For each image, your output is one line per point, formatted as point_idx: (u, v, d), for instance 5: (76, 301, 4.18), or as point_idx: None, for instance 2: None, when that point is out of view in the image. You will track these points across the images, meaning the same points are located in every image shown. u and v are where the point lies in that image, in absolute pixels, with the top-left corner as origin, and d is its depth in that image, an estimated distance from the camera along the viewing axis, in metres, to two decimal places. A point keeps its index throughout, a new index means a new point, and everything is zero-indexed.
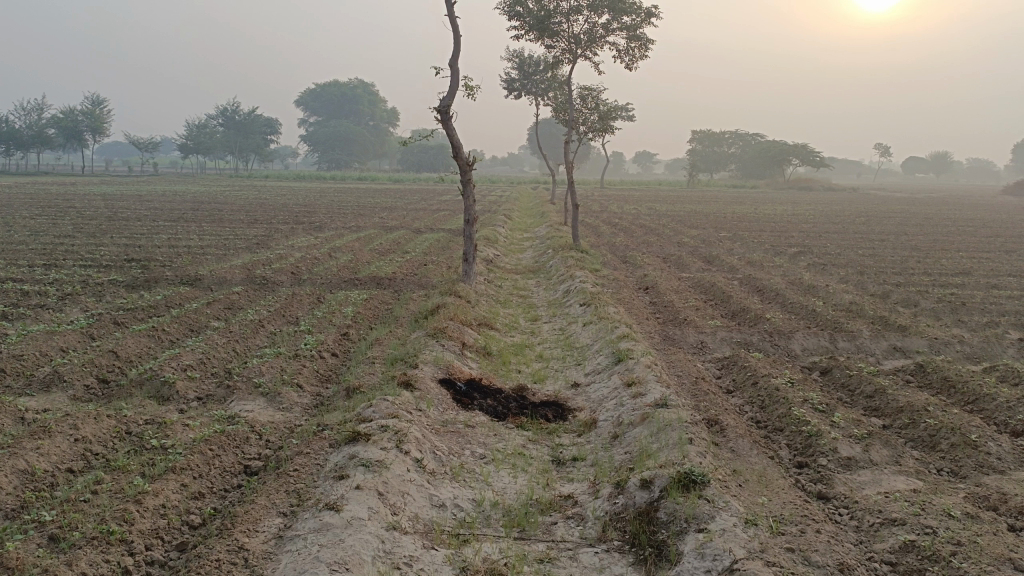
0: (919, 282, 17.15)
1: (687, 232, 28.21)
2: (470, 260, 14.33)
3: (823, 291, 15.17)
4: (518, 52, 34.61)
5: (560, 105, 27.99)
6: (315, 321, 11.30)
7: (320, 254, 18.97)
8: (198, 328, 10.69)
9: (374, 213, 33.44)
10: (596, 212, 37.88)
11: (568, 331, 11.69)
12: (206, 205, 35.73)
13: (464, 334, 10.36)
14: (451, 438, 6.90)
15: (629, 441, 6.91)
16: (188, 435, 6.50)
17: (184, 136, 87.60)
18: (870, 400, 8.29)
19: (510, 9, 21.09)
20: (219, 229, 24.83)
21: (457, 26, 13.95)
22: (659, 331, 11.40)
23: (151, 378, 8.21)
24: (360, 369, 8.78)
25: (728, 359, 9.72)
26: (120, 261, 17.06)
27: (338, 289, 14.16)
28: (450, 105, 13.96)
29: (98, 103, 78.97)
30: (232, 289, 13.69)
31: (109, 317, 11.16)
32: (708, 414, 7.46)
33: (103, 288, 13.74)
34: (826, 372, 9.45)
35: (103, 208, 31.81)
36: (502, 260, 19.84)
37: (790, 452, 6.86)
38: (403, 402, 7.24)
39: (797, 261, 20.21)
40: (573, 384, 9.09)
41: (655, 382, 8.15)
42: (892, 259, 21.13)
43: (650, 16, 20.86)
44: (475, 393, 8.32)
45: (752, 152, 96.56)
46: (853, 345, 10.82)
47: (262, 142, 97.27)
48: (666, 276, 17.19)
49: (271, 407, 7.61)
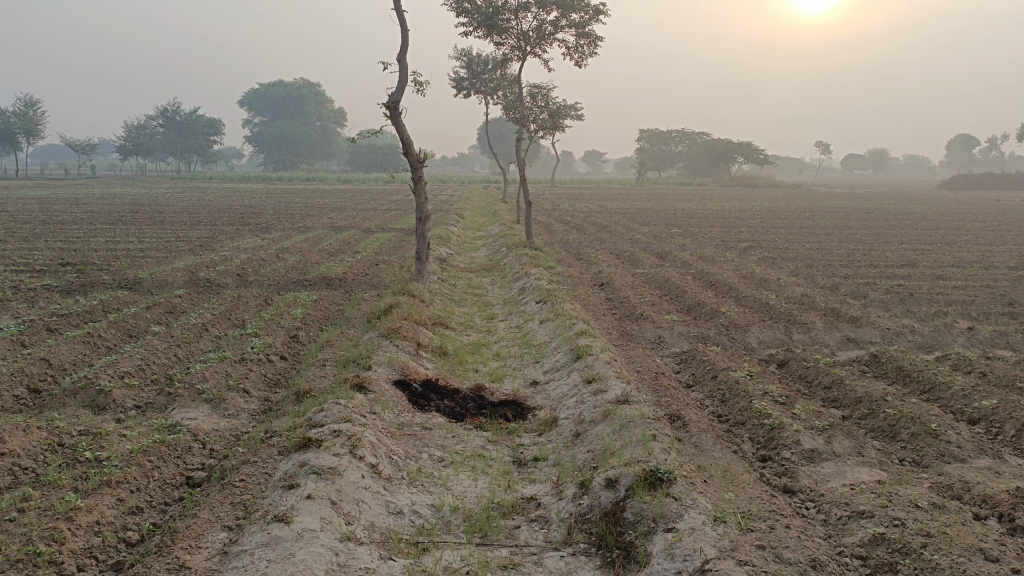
0: (866, 274, 17.46)
1: (639, 229, 28.32)
2: (423, 258, 14.01)
3: (775, 285, 15.29)
4: (466, 51, 34.31)
5: (510, 104, 27.83)
6: (262, 324, 10.88)
7: (267, 255, 18.41)
8: (137, 333, 10.18)
9: (322, 214, 32.75)
10: (548, 210, 37.85)
11: (525, 329, 11.49)
12: (146, 207, 34.54)
13: (418, 334, 10.08)
14: (407, 441, 6.62)
15: (592, 440, 6.73)
16: (125, 446, 6.09)
17: (123, 137, 84.97)
18: (829, 391, 8.27)
19: (457, 5, 20.80)
20: (160, 232, 23.98)
21: (404, 20, 13.64)
22: (616, 327, 11.29)
23: (86, 387, 7.72)
24: (310, 372, 8.43)
25: (686, 354, 9.63)
26: (53, 266, 16.25)
27: (286, 291, 13.70)
28: (399, 100, 13.64)
29: (31, 103, 76.08)
30: (174, 292, 13.12)
31: (41, 324, 10.55)
32: (670, 410, 7.32)
33: (34, 293, 13.05)
34: (784, 364, 9.43)
35: (37, 211, 30.45)
36: (455, 259, 19.58)
37: (753, 446, 6.76)
38: (357, 405, 6.94)
39: (747, 256, 20.38)
40: (532, 382, 8.88)
41: (615, 378, 8.00)
42: (839, 253, 21.52)
43: (599, 13, 20.82)
44: (431, 394, 8.04)
45: (699, 150, 97.93)
46: (808, 337, 10.87)
47: (205, 143, 94.93)
48: (621, 272, 17.13)
49: (215, 414, 7.22)
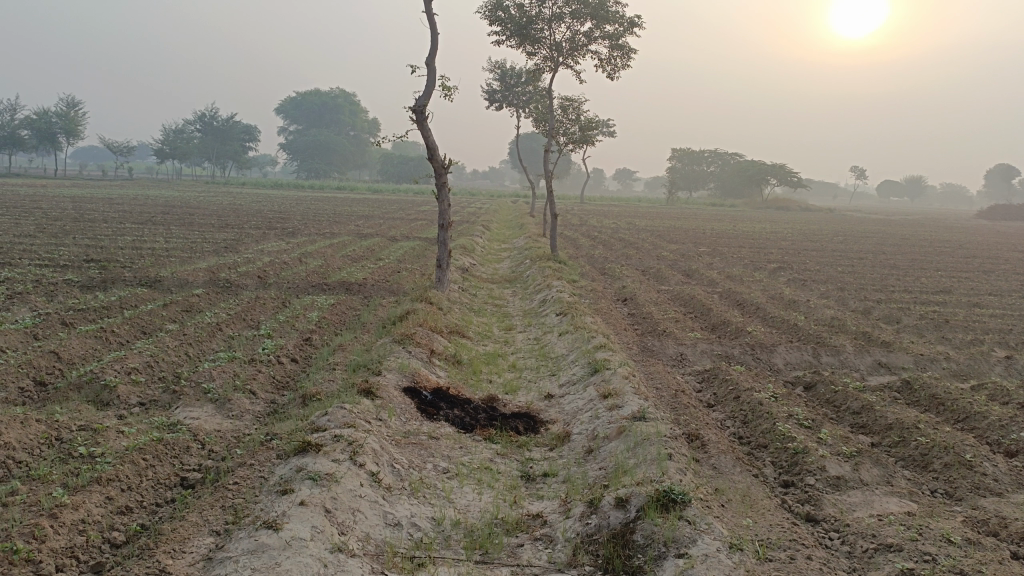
0: (900, 299, 16.93)
1: (666, 246, 27.95)
2: (444, 266, 13.82)
3: (804, 306, 14.86)
4: (499, 63, 34.29)
5: (540, 116, 27.67)
6: (277, 326, 10.73)
7: (289, 259, 18.36)
8: (151, 330, 10.08)
9: (350, 221, 32.79)
10: (576, 225, 37.57)
11: (543, 341, 11.22)
12: (177, 209, 34.91)
13: (433, 341, 9.85)
14: (412, 450, 6.37)
15: (605, 457, 6.44)
16: (122, 443, 5.91)
17: (160, 141, 86.31)
18: (857, 417, 7.88)
19: (491, 15, 20.70)
20: (188, 233, 24.11)
21: (435, 25, 13.53)
22: (637, 342, 10.97)
23: (91, 382, 7.59)
24: (319, 375, 8.23)
25: (708, 372, 9.28)
26: (77, 261, 16.32)
27: (304, 294, 13.58)
28: (426, 105, 13.51)
29: (72, 104, 77.59)
30: (192, 291, 13.05)
31: (57, 317, 10.52)
32: (688, 429, 6.99)
33: (55, 287, 13.07)
34: (810, 387, 9.05)
35: (70, 209, 30.83)
36: (478, 269, 19.37)
37: (775, 470, 6.40)
38: (362, 410, 6.71)
39: (777, 277, 19.92)
40: (547, 395, 8.59)
41: (633, 394, 7.69)
42: (872, 277, 20.96)
43: (633, 26, 20.62)
44: (441, 403, 7.79)
45: (731, 170, 97.13)
46: (837, 360, 10.45)
47: (240, 149, 96.18)
48: (645, 288, 16.80)
49: (218, 414, 7.03)
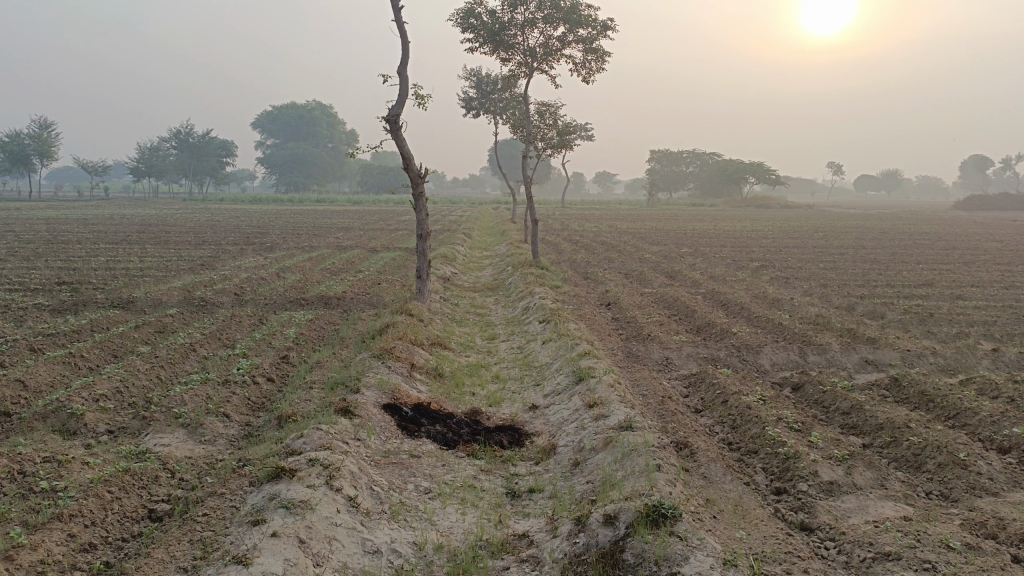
0: (882, 294, 16.90)
1: (648, 249, 27.87)
2: (423, 276, 13.59)
3: (788, 304, 14.78)
4: (475, 71, 34.11)
5: (517, 122, 27.54)
6: (253, 344, 10.46)
7: (267, 275, 18.06)
8: (122, 353, 9.76)
9: (329, 233, 32.47)
10: (557, 230, 37.39)
11: (527, 350, 11.02)
12: (153, 227, 34.40)
13: (413, 355, 9.61)
14: (392, 471, 6.15)
15: (592, 469, 6.24)
16: (86, 475, 5.63)
17: (136, 159, 85.36)
18: (847, 417, 7.74)
19: (464, 22, 20.55)
20: (163, 251, 23.72)
21: (405, 32, 13.35)
22: (622, 348, 10.80)
23: (57, 411, 7.29)
24: (295, 395, 7.98)
25: (695, 377, 9.11)
26: (48, 284, 15.93)
27: (282, 310, 13.30)
28: (399, 114, 13.31)
29: (45, 125, 76.68)
30: (167, 312, 12.74)
31: (24, 343, 10.17)
32: (677, 437, 6.81)
33: (24, 312, 12.71)
34: (798, 388, 8.91)
35: (43, 231, 30.26)
36: (459, 279, 19.16)
37: (767, 476, 6.24)
38: (339, 430, 6.47)
39: (759, 275, 19.86)
40: (531, 406, 8.38)
41: (619, 402, 7.50)
42: (854, 272, 20.96)
43: (606, 29, 20.53)
44: (423, 419, 7.56)
45: (710, 170, 97.56)
46: (824, 359, 10.33)
47: (218, 165, 95.40)
48: (628, 292, 16.66)
49: (190, 440, 6.77)
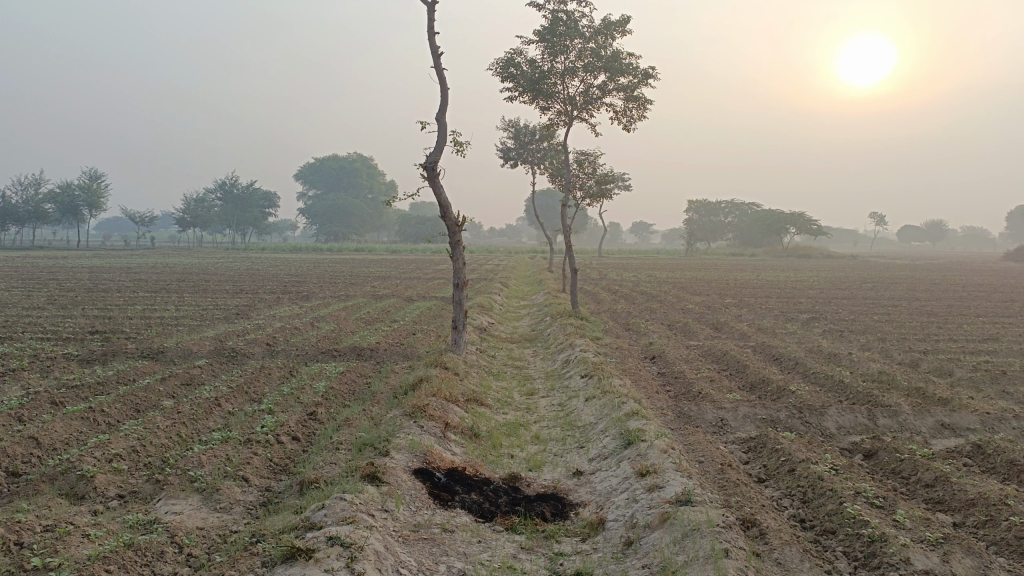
0: (946, 349, 15.89)
1: (691, 299, 27.05)
2: (459, 327, 13.03)
3: (846, 359, 13.88)
4: (513, 121, 34.09)
5: (556, 172, 27.21)
6: (280, 398, 9.94)
7: (301, 324, 17.69)
8: (144, 408, 9.31)
9: (366, 282, 32.27)
10: (596, 279, 36.81)
11: (568, 407, 10.32)
12: (194, 276, 34.57)
13: (448, 413, 8.98)
14: (422, 548, 5.49)
15: (648, 551, 5.51)
16: (83, 550, 5.05)
17: (181, 209, 87.19)
18: (932, 491, 6.90)
19: (503, 70, 20.37)
20: (200, 300, 23.59)
21: (444, 78, 13.08)
22: (672, 407, 10.03)
23: (67, 472, 6.78)
24: (320, 457, 7.39)
25: (754, 441, 8.32)
26: (81, 334, 15.72)
27: (313, 362, 12.81)
28: (436, 161, 12.97)
29: (95, 177, 79.07)
30: (195, 363, 12.32)
31: (46, 396, 9.78)
32: (743, 513, 6.04)
33: (52, 362, 12.39)
34: (871, 456, 8.07)
35: (85, 280, 30.47)
36: (496, 329, 18.64)
37: (849, 563, 5.45)
38: (365, 500, 5.86)
39: (811, 328, 18.95)
40: (575, 472, 7.67)
41: (675, 471, 6.76)
42: (911, 326, 19.91)
43: (647, 77, 20.18)
44: (457, 487, 6.90)
45: (749, 220, 96.70)
46: (895, 422, 9.45)
47: (261, 216, 97.05)
48: (674, 344, 15.91)
49: (203, 508, 6.20)
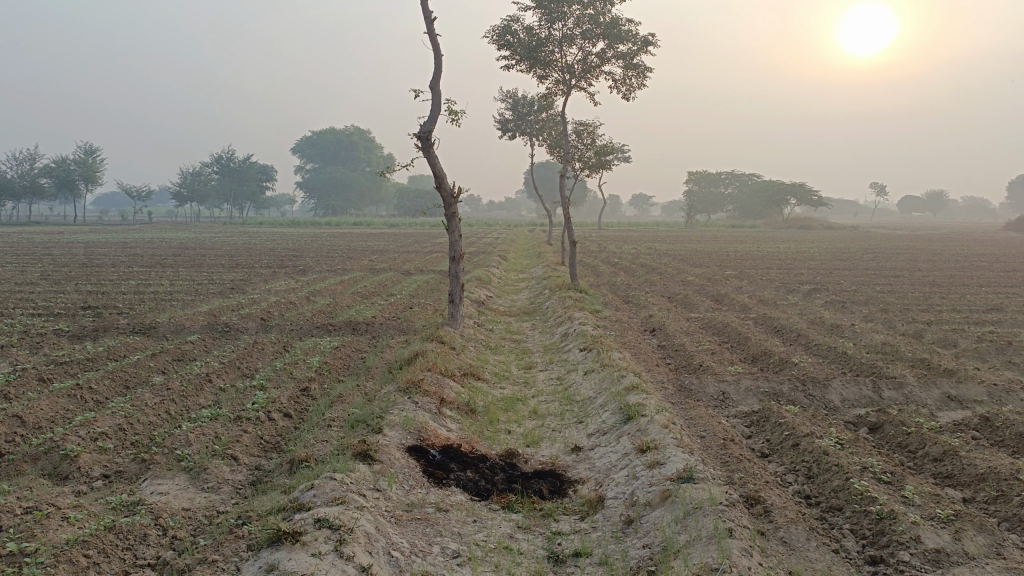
0: (950, 319, 15.67)
1: (691, 271, 26.81)
2: (456, 300, 12.81)
3: (849, 331, 13.67)
4: (511, 92, 33.57)
5: (554, 143, 26.81)
6: (273, 374, 9.73)
7: (297, 298, 17.45)
8: (134, 385, 9.10)
9: (363, 256, 31.98)
10: (595, 252, 36.47)
11: (567, 381, 10.12)
12: (190, 250, 34.29)
13: (443, 388, 8.78)
14: (414, 529, 5.30)
15: (649, 530, 5.33)
16: (62, 534, 4.85)
17: (178, 184, 86.53)
18: (940, 465, 6.71)
19: (500, 38, 19.91)
20: (195, 274, 23.34)
21: (437, 44, 12.70)
22: (673, 380, 9.83)
23: (50, 452, 6.58)
24: (312, 435, 7.20)
25: (757, 415, 8.12)
26: (73, 309, 15.49)
27: (308, 336, 12.60)
28: (431, 130, 12.64)
29: (90, 151, 78.33)
30: (188, 338, 12.10)
31: (34, 373, 9.57)
32: (747, 490, 5.85)
33: (42, 339, 12.18)
34: (876, 429, 7.88)
35: (80, 255, 30.20)
36: (494, 302, 18.42)
37: (857, 541, 5.26)
38: (356, 480, 5.66)
39: (813, 299, 18.73)
40: (574, 447, 7.49)
41: (676, 447, 6.56)
42: (914, 296, 19.68)
43: (647, 44, 19.73)
44: (452, 464, 6.71)
45: (750, 191, 96.05)
46: (901, 394, 9.25)
47: (258, 190, 96.42)
48: (674, 317, 15.69)
49: (190, 488, 6.00)
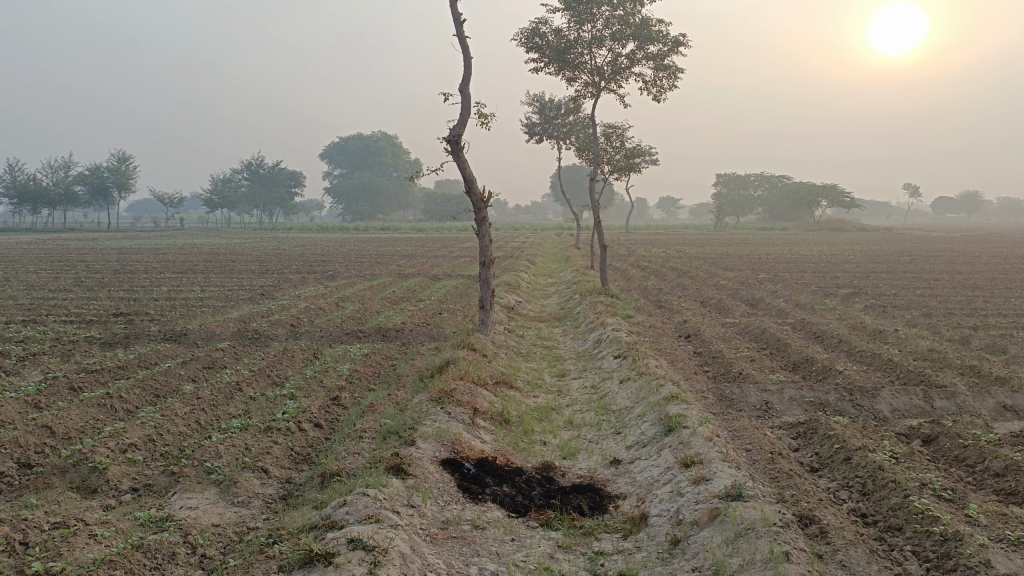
0: (996, 324, 15.11)
1: (723, 275, 26.32)
2: (487, 307, 12.58)
3: (892, 337, 13.22)
4: (538, 95, 33.36)
5: (582, 146, 26.53)
6: (303, 382, 9.58)
7: (326, 304, 17.36)
8: (164, 394, 9.00)
9: (391, 261, 31.89)
10: (624, 256, 36.06)
11: (602, 390, 9.84)
12: (220, 256, 34.46)
13: (476, 398, 8.55)
14: (451, 548, 5.07)
15: (697, 551, 5.05)
16: (89, 553, 4.70)
17: (209, 190, 87.52)
18: (1004, 481, 6.33)
19: (528, 41, 19.70)
20: (225, 280, 23.40)
21: (466, 47, 12.52)
22: (712, 389, 9.52)
23: (78, 464, 6.46)
24: (343, 447, 7.01)
25: (803, 427, 7.78)
26: (105, 316, 15.52)
27: (337, 343, 12.46)
28: (460, 134, 12.46)
29: (124, 159, 79.73)
30: (217, 345, 12.02)
31: (64, 381, 9.51)
32: (800, 510, 5.54)
33: (74, 346, 12.17)
34: (931, 442, 7.51)
35: (113, 261, 30.47)
36: (524, 307, 18.18)
37: (921, 565, 4.93)
38: (390, 496, 5.45)
39: (851, 304, 18.22)
40: (613, 460, 7.22)
41: (722, 461, 6.26)
42: (957, 300, 19.07)
43: (678, 44, 19.39)
44: (488, 478, 6.48)
45: (780, 193, 94.73)
46: (953, 404, 8.85)
47: (287, 196, 97.23)
48: (709, 322, 15.33)
49: (220, 502, 5.84)
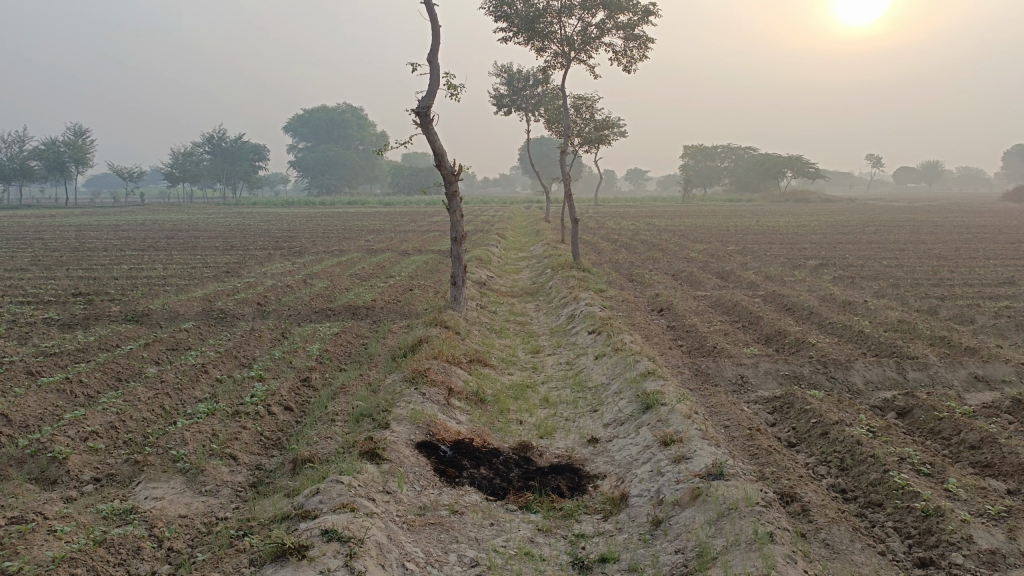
0: (962, 294, 15.33)
1: (692, 247, 26.40)
2: (458, 283, 12.38)
3: (862, 307, 13.32)
4: (506, 66, 32.90)
5: (552, 117, 26.24)
6: (271, 364, 9.32)
7: (293, 282, 16.99)
8: (126, 378, 8.68)
9: (359, 236, 31.42)
10: (594, 228, 35.99)
11: (577, 366, 9.74)
12: (183, 233, 33.63)
13: (450, 377, 8.40)
14: (429, 536, 4.94)
15: (680, 532, 4.98)
16: (48, 550, 4.47)
17: (170, 165, 85.45)
18: (979, 454, 6.36)
19: (497, 10, 19.29)
20: (189, 257, 22.83)
21: (434, 15, 12.17)
22: (688, 364, 9.47)
23: (37, 454, 6.18)
24: (314, 431, 6.82)
25: (780, 401, 7.76)
26: (63, 296, 15.01)
27: (306, 322, 12.18)
28: (429, 105, 12.15)
29: (81, 133, 77.43)
30: (182, 326, 11.68)
31: (21, 366, 9.14)
32: (782, 488, 5.48)
33: (30, 328, 11.74)
34: (906, 414, 7.54)
35: (71, 239, 29.59)
36: (495, 282, 18.00)
37: (903, 541, 4.91)
38: (364, 482, 5.28)
39: (820, 275, 18.35)
40: (590, 439, 7.14)
41: (702, 439, 6.20)
42: (922, 270, 19.30)
43: (649, 14, 19.13)
44: (464, 461, 6.34)
45: (747, 164, 95.32)
46: (925, 375, 8.92)
47: (251, 170, 95.36)
48: (680, 295, 15.32)
49: (187, 492, 5.63)
